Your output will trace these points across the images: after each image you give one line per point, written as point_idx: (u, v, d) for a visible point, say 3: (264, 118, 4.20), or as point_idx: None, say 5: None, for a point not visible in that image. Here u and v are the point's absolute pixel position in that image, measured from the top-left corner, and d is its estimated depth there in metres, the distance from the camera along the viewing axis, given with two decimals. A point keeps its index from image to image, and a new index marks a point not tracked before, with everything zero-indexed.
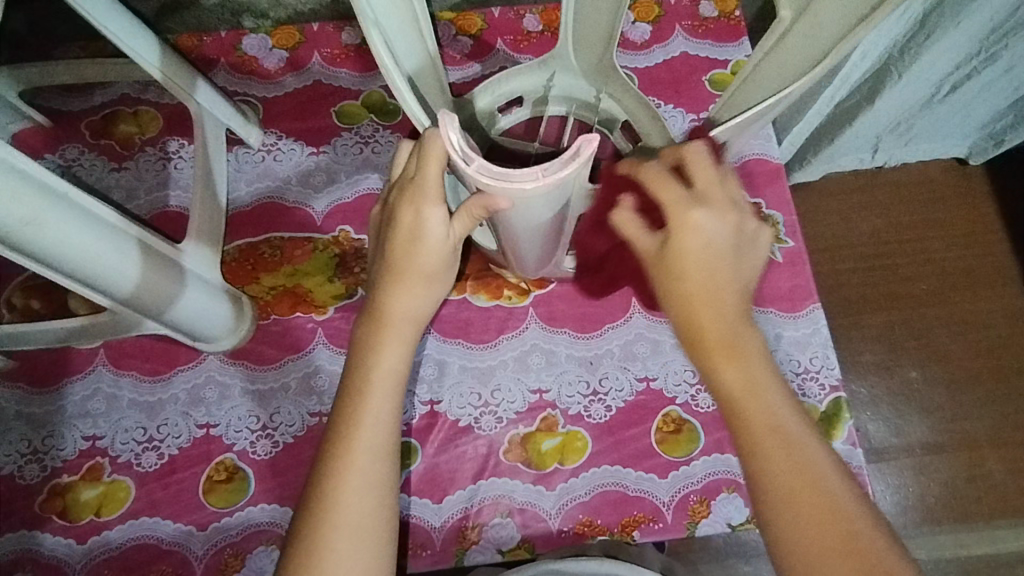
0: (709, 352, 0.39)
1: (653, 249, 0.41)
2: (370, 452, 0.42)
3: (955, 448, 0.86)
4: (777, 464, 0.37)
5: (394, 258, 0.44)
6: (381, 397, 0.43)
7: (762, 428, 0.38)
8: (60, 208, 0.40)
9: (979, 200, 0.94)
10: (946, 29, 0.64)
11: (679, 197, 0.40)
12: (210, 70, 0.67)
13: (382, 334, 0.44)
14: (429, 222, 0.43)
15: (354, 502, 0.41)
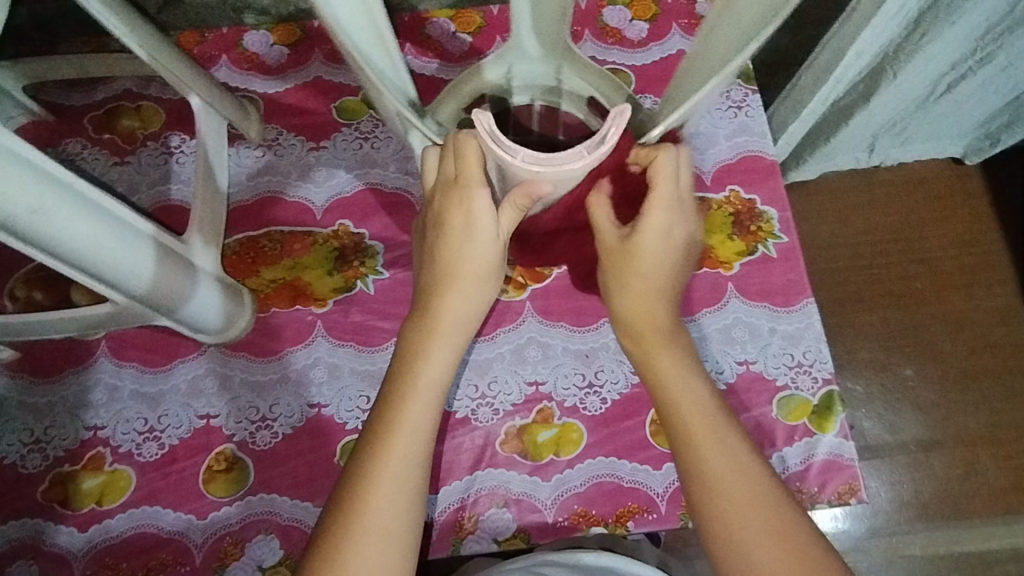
0: (647, 341, 0.47)
1: (619, 242, 0.45)
2: (408, 452, 0.43)
3: (949, 445, 0.87)
4: (717, 461, 0.43)
5: (444, 258, 0.45)
6: (425, 397, 0.44)
7: (692, 414, 0.45)
8: (64, 197, 0.40)
9: (974, 199, 0.95)
10: (940, 30, 0.64)
11: (663, 191, 0.43)
12: (211, 66, 0.68)
13: (431, 333, 0.45)
14: (479, 221, 0.43)
15: (388, 500, 0.42)
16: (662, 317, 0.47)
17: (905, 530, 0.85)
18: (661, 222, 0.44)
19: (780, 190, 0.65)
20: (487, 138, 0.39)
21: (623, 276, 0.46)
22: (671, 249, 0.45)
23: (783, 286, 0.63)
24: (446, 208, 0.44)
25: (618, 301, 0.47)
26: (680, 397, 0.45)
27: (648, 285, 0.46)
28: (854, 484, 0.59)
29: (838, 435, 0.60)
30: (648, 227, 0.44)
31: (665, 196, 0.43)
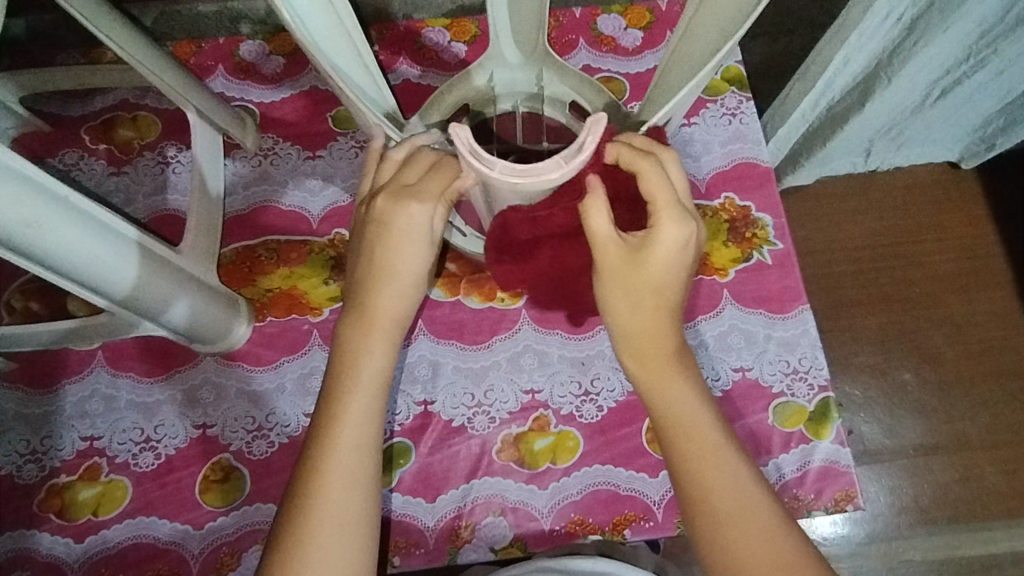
0: (649, 362, 0.46)
1: (625, 253, 0.44)
2: (353, 449, 0.43)
3: (948, 450, 0.87)
4: (717, 481, 0.44)
5: (381, 259, 0.45)
6: (364, 392, 0.45)
7: (694, 436, 0.45)
8: (59, 210, 0.41)
9: (971, 203, 0.95)
10: (933, 36, 0.65)
11: (666, 201, 0.43)
12: (207, 76, 0.69)
13: (365, 330, 0.45)
14: (421, 222, 0.44)
15: (340, 497, 0.42)
16: (666, 337, 0.46)
17: (905, 535, 0.85)
18: (670, 233, 0.44)
19: (775, 197, 0.66)
20: (469, 153, 0.38)
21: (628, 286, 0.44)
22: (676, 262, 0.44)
23: (778, 292, 0.63)
24: (391, 209, 0.44)
25: (622, 314, 0.46)
26: (682, 414, 0.46)
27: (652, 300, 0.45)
28: (851, 491, 0.59)
29: (835, 441, 0.60)
30: (656, 238, 0.44)
31: (668, 206, 0.43)
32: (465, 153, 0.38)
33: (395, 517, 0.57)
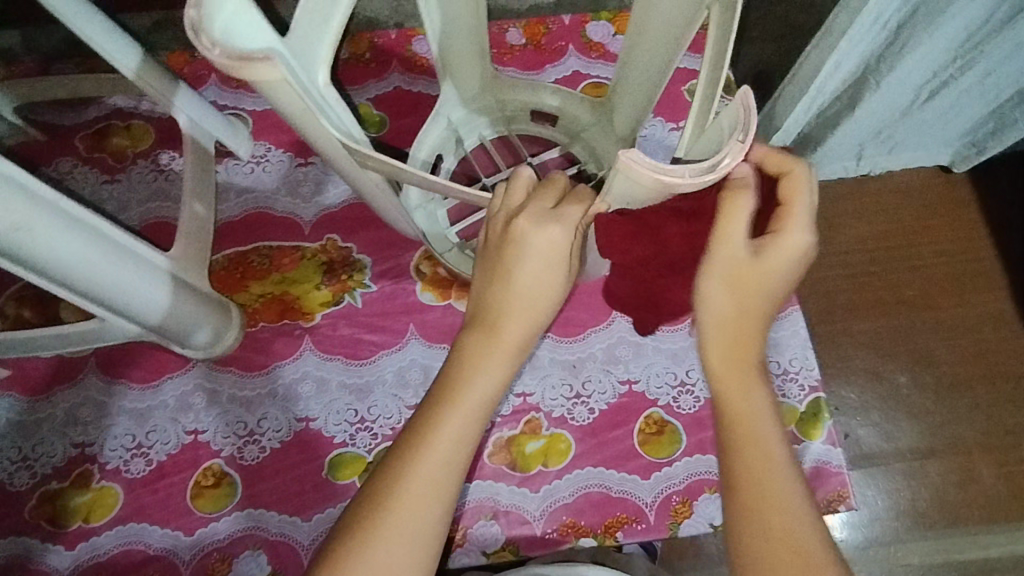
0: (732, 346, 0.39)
1: (746, 257, 0.37)
2: (440, 473, 0.37)
3: (944, 453, 0.86)
4: (772, 498, 0.36)
5: (515, 276, 0.38)
6: (468, 416, 0.38)
7: (751, 442, 0.37)
8: (49, 214, 0.41)
9: (962, 205, 0.96)
10: (920, 40, 0.65)
11: (801, 213, 0.38)
12: (201, 85, 0.69)
13: (487, 347, 0.38)
14: (567, 246, 0.38)
15: (418, 509, 0.36)
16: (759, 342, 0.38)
17: (903, 539, 0.84)
18: (792, 247, 0.38)
19: None
20: (651, 172, 0.34)
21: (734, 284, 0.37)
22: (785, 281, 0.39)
23: None
24: (532, 233, 0.37)
25: (715, 309, 0.38)
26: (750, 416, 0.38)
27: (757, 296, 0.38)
28: (843, 491, 0.59)
29: (825, 442, 0.60)
30: (780, 243, 0.37)
31: (797, 221, 0.38)
32: (645, 173, 0.34)
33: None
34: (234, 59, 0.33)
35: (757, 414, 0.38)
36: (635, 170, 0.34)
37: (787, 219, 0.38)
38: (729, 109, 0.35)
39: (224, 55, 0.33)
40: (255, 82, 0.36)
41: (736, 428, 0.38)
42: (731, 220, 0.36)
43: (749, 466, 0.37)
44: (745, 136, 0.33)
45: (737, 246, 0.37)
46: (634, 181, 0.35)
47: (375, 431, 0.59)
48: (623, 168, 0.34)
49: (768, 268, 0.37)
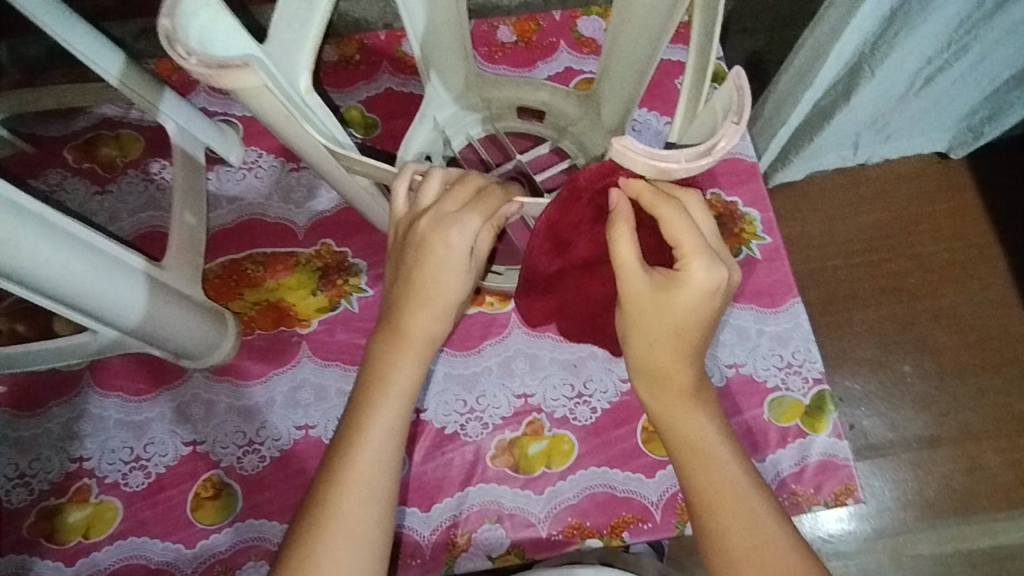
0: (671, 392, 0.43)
1: (649, 289, 0.40)
2: (372, 462, 0.42)
3: (951, 441, 0.86)
4: (724, 508, 0.42)
5: (414, 283, 0.42)
6: (389, 411, 0.43)
7: (702, 465, 0.43)
8: (35, 227, 0.40)
9: (961, 191, 0.95)
10: (914, 26, 0.64)
11: (695, 246, 0.39)
12: (190, 92, 0.69)
13: (395, 349, 0.43)
14: (458, 246, 0.40)
15: (354, 510, 0.41)
16: (687, 369, 0.43)
17: (911, 529, 0.84)
18: (695, 279, 0.40)
19: (762, 191, 0.66)
20: (646, 159, 0.35)
21: (647, 323, 0.41)
22: (707, 310, 0.41)
23: (769, 286, 0.63)
24: (426, 237, 0.40)
25: (643, 351, 0.43)
26: (697, 444, 0.43)
27: (677, 330, 0.41)
28: (851, 484, 0.58)
29: (831, 434, 0.59)
30: (684, 282, 0.40)
31: (696, 250, 0.40)
32: (641, 162, 0.35)
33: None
34: (211, 67, 0.33)
35: (704, 441, 0.43)
36: (627, 157, 0.35)
37: (684, 254, 0.40)
38: (722, 90, 0.36)
39: (202, 64, 0.33)
40: (234, 91, 0.35)
41: (682, 456, 0.43)
42: (614, 244, 0.39)
43: (694, 488, 0.43)
44: (739, 118, 0.34)
45: (637, 279, 0.40)
46: (630, 170, 0.36)
47: None
48: (617, 157, 0.36)
49: (676, 303, 0.40)
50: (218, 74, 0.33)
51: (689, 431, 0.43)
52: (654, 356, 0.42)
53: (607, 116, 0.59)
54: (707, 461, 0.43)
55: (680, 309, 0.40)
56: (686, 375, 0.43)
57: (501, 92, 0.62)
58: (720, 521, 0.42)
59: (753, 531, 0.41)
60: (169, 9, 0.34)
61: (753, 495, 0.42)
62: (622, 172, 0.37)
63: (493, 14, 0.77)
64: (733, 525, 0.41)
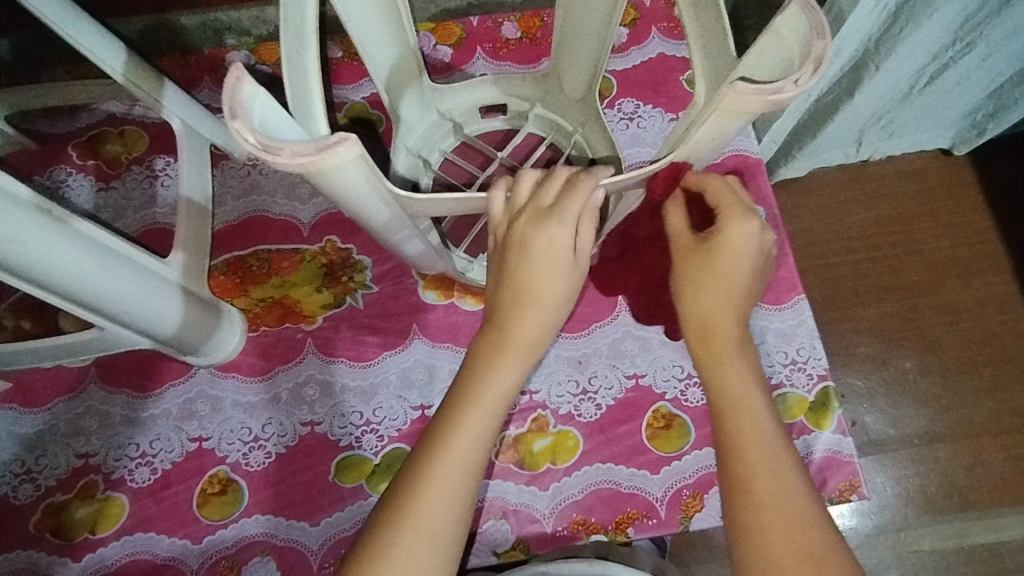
0: (715, 352, 0.42)
1: (693, 245, 0.42)
2: (459, 462, 0.39)
3: (953, 437, 0.86)
4: (762, 480, 0.38)
5: (518, 279, 0.41)
6: (484, 412, 0.40)
7: (752, 433, 0.40)
8: (43, 223, 0.40)
9: (965, 189, 0.95)
10: (919, 23, 0.64)
11: (734, 205, 0.41)
12: (193, 88, 0.69)
13: (496, 352, 0.41)
14: (559, 238, 0.40)
15: (435, 509, 0.38)
16: (733, 323, 0.42)
17: (912, 525, 0.84)
18: (743, 234, 0.41)
19: (767, 187, 0.65)
20: (759, 95, 0.34)
21: (690, 276, 0.42)
22: (754, 264, 0.42)
23: (774, 283, 0.63)
24: (529, 234, 0.40)
25: (689, 307, 0.42)
26: (737, 396, 0.41)
27: (721, 283, 0.41)
28: (855, 480, 0.58)
29: (835, 431, 0.59)
30: (725, 237, 0.41)
31: (734, 207, 0.41)
32: (753, 100, 0.34)
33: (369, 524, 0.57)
34: (305, 155, 0.32)
35: (745, 394, 0.41)
36: (743, 100, 0.34)
37: (724, 211, 0.41)
38: (787, 17, 0.35)
39: (298, 154, 0.32)
40: (319, 172, 0.34)
41: (721, 410, 0.41)
42: (670, 217, 0.44)
43: (727, 448, 0.40)
44: (824, 35, 0.33)
45: (679, 239, 0.43)
46: (733, 109, 0.35)
47: (380, 433, 0.59)
48: (727, 104, 0.35)
49: (715, 258, 0.41)
50: (314, 159, 0.32)
51: (735, 385, 0.41)
52: (702, 307, 0.42)
53: (570, 87, 0.58)
54: (747, 417, 0.40)
55: (722, 262, 0.41)
56: (732, 331, 0.42)
57: (458, 99, 0.62)
58: (756, 479, 0.38)
59: (785, 500, 0.38)
60: (232, 105, 0.32)
61: (791, 459, 0.39)
62: (730, 117, 0.36)
63: (497, 11, 0.77)
64: (768, 485, 0.38)
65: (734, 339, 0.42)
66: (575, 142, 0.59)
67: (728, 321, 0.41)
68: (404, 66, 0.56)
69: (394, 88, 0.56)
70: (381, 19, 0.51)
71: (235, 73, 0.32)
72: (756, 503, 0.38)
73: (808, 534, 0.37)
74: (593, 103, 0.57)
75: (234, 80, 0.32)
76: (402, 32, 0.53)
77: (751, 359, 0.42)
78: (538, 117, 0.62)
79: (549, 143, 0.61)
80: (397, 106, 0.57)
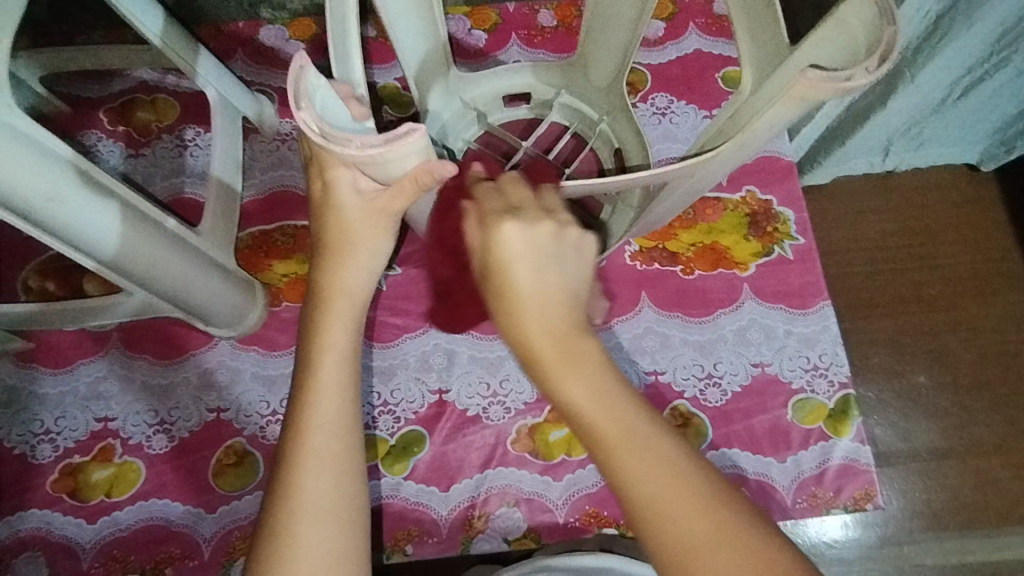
0: (548, 368, 0.34)
1: (480, 259, 0.36)
2: (321, 428, 0.40)
3: (962, 454, 0.79)
4: (647, 493, 0.31)
5: (326, 233, 0.42)
6: (330, 372, 0.41)
7: (616, 440, 0.32)
8: (82, 182, 0.41)
9: (989, 204, 0.88)
10: (958, 32, 0.62)
11: (494, 208, 0.36)
12: (227, 60, 0.69)
13: (323, 312, 0.42)
14: (340, 190, 0.39)
15: (310, 482, 0.39)
16: (547, 332, 0.34)
17: (915, 539, 0.78)
18: (508, 237, 0.34)
19: (798, 191, 0.65)
20: (829, 82, 0.34)
21: (497, 303, 0.35)
22: (538, 260, 0.34)
23: (800, 287, 0.62)
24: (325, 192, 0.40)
25: (517, 334, 0.34)
26: (600, 419, 0.32)
27: (526, 302, 0.34)
28: (871, 489, 0.58)
29: (854, 439, 0.59)
30: (495, 241, 0.34)
31: (493, 211, 0.36)
32: (824, 87, 0.34)
33: (380, 503, 0.57)
34: (375, 146, 0.32)
35: (609, 414, 0.33)
36: (817, 87, 0.34)
37: (481, 222, 0.35)
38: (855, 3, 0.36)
39: (368, 144, 0.32)
40: (387, 161, 0.34)
41: (590, 438, 0.33)
42: (467, 237, 0.37)
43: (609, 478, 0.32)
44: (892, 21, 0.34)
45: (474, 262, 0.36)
46: (799, 96, 0.35)
47: (397, 414, 0.59)
48: (798, 91, 0.35)
49: (496, 268, 0.34)
50: (382, 150, 0.32)
51: (575, 398, 0.33)
52: (519, 336, 0.34)
53: (596, 76, 0.58)
54: (620, 439, 0.32)
55: (515, 282, 0.34)
56: (546, 333, 0.34)
57: (479, 89, 0.60)
58: (638, 500, 0.31)
59: (691, 529, 0.31)
60: (298, 100, 0.32)
61: (684, 462, 0.32)
62: (794, 104, 0.36)
63: None
64: (670, 518, 0.31)
65: (569, 350, 0.34)
66: (600, 131, 0.59)
67: (557, 329, 0.34)
68: (433, 61, 0.55)
69: (431, 74, 0.56)
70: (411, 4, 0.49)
71: (299, 63, 0.31)
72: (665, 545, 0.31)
73: (722, 527, 0.31)
74: (619, 94, 0.57)
75: (297, 71, 0.32)
76: (432, 24, 0.52)
77: (598, 358, 0.34)
78: (562, 105, 0.61)
79: (573, 133, 0.61)
80: (426, 101, 0.56)
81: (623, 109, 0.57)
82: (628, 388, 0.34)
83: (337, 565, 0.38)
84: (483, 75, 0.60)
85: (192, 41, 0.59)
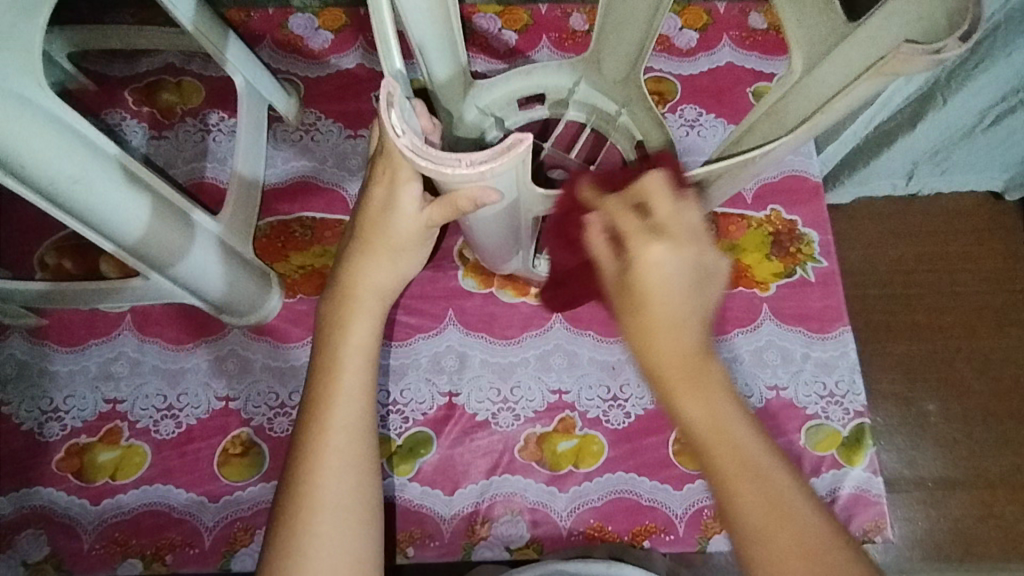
0: (671, 385, 0.34)
1: (615, 276, 0.36)
2: (342, 431, 0.40)
3: (970, 487, 0.77)
4: (761, 520, 0.32)
5: (367, 231, 0.42)
6: (353, 372, 0.41)
7: (739, 467, 0.32)
8: (107, 167, 0.41)
9: (1015, 236, 0.86)
10: (996, 59, 0.61)
11: (638, 226, 0.35)
12: (255, 45, 0.68)
13: (348, 311, 0.42)
14: (405, 196, 0.40)
15: (331, 482, 0.39)
16: (688, 336, 0.34)
17: None
18: (653, 263, 0.34)
19: (823, 212, 0.64)
20: (923, 58, 0.34)
21: (630, 316, 0.35)
22: (685, 286, 0.34)
23: (820, 311, 0.62)
24: (375, 190, 0.41)
25: (637, 343, 0.35)
26: (721, 431, 0.33)
27: (656, 307, 0.34)
28: (881, 521, 0.57)
29: (866, 469, 0.58)
30: (642, 262, 0.34)
31: (636, 228, 0.35)
32: (918, 62, 0.34)
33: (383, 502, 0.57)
34: (485, 161, 0.34)
35: (729, 430, 0.33)
36: (911, 61, 0.35)
37: (632, 239, 0.35)
38: None
39: (473, 164, 0.34)
40: (484, 180, 0.36)
41: (698, 448, 0.33)
42: (589, 244, 0.38)
43: (732, 510, 0.32)
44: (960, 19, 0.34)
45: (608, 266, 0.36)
46: (895, 67, 0.35)
47: (406, 414, 0.59)
48: (893, 66, 0.35)
49: (638, 284, 0.34)
50: (494, 164, 0.34)
51: (702, 417, 0.33)
52: (648, 345, 0.34)
53: (617, 75, 0.56)
54: (736, 451, 0.32)
55: (650, 291, 0.34)
56: (687, 342, 0.34)
57: (492, 95, 0.58)
58: (749, 519, 0.32)
59: (791, 532, 0.31)
60: (398, 128, 0.33)
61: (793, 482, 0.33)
62: (881, 78, 0.37)
63: None
64: (778, 530, 0.32)
65: (694, 363, 0.33)
66: (621, 124, 0.58)
67: (689, 341, 0.34)
68: (454, 81, 0.55)
69: (456, 79, 0.55)
70: (432, 19, 0.48)
71: (388, 89, 0.32)
72: (759, 536, 0.32)
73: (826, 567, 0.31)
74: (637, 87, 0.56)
75: (388, 97, 0.33)
76: (453, 44, 0.52)
77: (723, 377, 0.34)
78: (579, 101, 0.60)
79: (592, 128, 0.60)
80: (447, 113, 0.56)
81: (642, 101, 0.56)
82: (747, 410, 0.34)
83: (357, 564, 0.38)
84: (496, 79, 0.59)
85: (220, 25, 0.58)
